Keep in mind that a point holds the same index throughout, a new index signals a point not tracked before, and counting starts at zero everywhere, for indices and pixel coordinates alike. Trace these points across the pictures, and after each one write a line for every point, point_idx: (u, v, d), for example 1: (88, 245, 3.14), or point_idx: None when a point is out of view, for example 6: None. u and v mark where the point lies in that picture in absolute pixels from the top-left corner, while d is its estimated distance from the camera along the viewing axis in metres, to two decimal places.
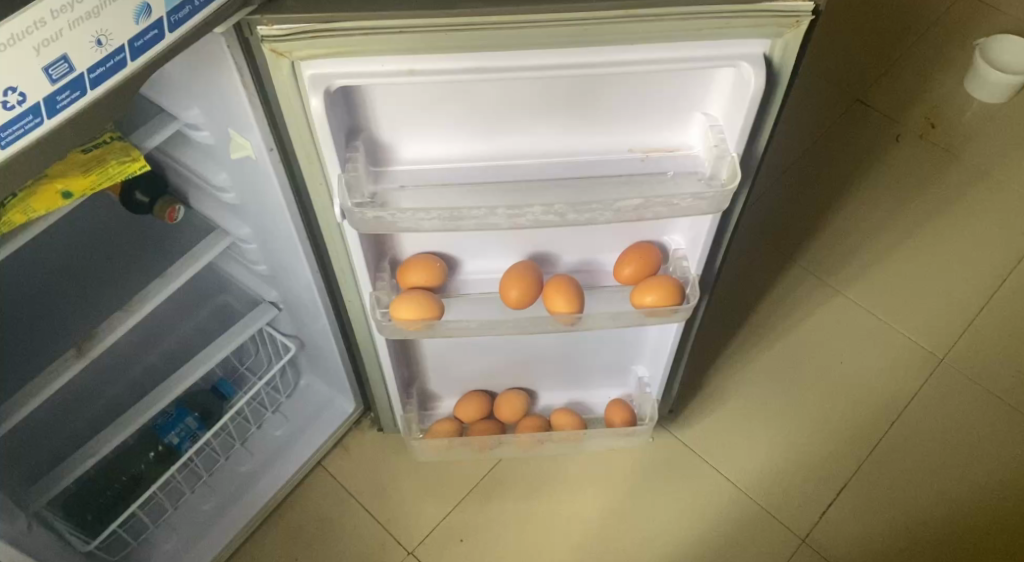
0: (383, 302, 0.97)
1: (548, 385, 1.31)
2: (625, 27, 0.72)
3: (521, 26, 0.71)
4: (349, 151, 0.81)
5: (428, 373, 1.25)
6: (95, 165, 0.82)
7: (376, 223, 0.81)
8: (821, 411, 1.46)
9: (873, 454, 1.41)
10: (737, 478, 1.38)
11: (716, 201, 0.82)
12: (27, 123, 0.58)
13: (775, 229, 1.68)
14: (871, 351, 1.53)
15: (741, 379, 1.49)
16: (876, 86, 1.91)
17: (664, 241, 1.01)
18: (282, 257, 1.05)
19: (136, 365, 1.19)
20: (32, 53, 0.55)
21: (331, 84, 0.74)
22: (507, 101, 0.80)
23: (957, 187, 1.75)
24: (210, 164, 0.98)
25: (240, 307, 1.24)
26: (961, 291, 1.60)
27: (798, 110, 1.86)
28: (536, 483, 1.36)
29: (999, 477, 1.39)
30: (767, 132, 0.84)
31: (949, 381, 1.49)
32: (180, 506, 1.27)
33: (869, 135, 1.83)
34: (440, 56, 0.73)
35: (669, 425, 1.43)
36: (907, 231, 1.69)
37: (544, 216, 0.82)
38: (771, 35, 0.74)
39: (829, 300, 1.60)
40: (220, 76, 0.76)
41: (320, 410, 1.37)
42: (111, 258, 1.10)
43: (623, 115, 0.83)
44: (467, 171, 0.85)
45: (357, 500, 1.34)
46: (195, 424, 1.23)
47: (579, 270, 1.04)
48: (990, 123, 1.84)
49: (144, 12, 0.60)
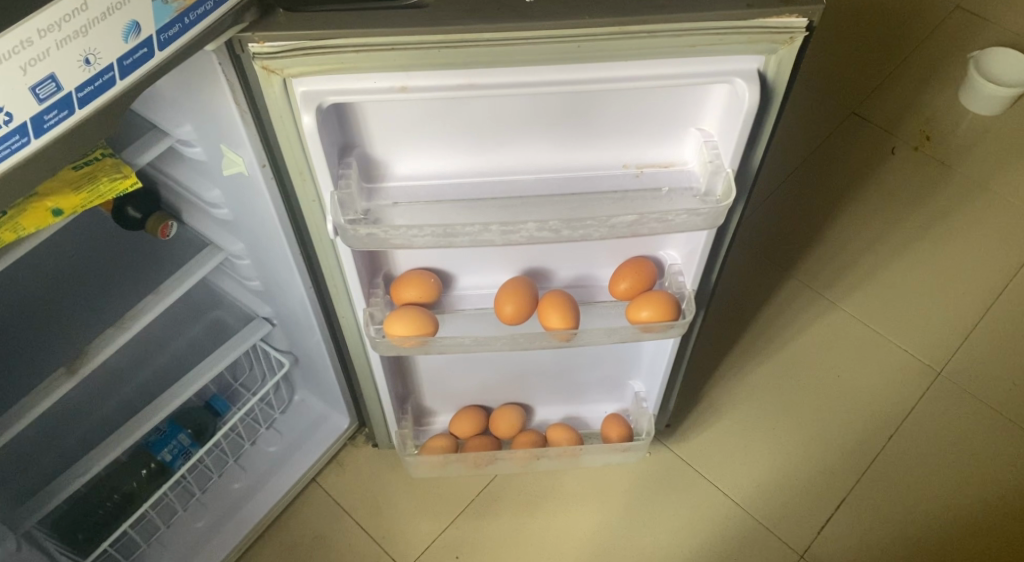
0: (377, 318, 0.96)
1: (544, 400, 1.30)
2: (618, 43, 0.72)
3: (516, 42, 0.71)
4: (342, 168, 0.80)
5: (424, 388, 1.24)
6: (86, 181, 0.81)
7: (369, 240, 0.80)
8: (819, 425, 1.45)
9: (872, 468, 1.40)
10: (733, 493, 1.37)
11: (711, 217, 0.82)
12: (14, 143, 0.57)
13: (771, 242, 1.68)
14: (868, 364, 1.53)
15: (738, 393, 1.49)
16: (871, 99, 1.92)
17: (660, 256, 1.00)
18: (275, 273, 1.04)
19: (129, 382, 1.18)
20: (19, 73, 0.55)
21: (324, 101, 0.73)
22: (500, 117, 0.80)
23: (953, 199, 1.75)
24: (202, 180, 0.97)
25: (233, 322, 1.23)
26: (957, 303, 1.60)
27: (792, 123, 1.86)
28: (532, 499, 1.35)
29: (999, 491, 1.38)
30: (762, 147, 0.84)
31: (947, 395, 1.49)
32: (173, 523, 1.25)
33: (864, 148, 1.83)
34: (433, 72, 0.73)
35: (665, 439, 1.42)
36: (904, 244, 1.69)
37: (538, 233, 0.82)
38: (765, 51, 0.74)
39: (826, 313, 1.59)
40: (211, 92, 0.76)
41: (314, 426, 1.36)
42: (104, 275, 1.09)
43: (617, 130, 0.83)
44: (462, 187, 0.85)
45: (352, 517, 1.33)
46: (187, 441, 1.22)
47: (575, 285, 1.03)
48: (985, 135, 1.85)
49: (133, 30, 0.59)
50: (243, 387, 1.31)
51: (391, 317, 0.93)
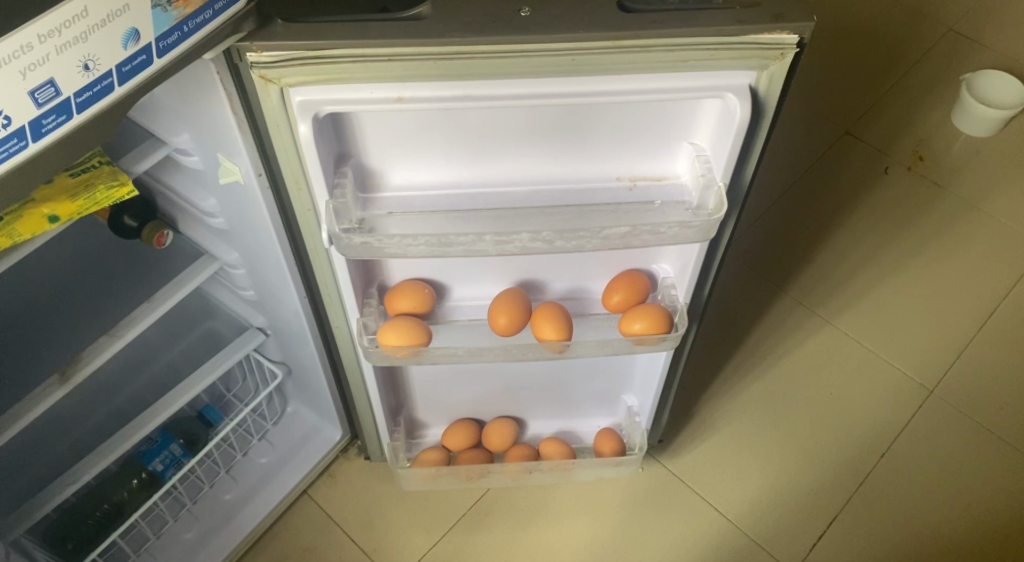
0: (371, 328, 0.97)
1: (537, 414, 1.31)
2: (612, 57, 0.73)
3: (511, 55, 0.72)
4: (338, 177, 0.81)
5: (417, 401, 1.24)
6: (83, 189, 0.82)
7: (364, 249, 0.81)
8: (811, 442, 1.45)
9: (863, 486, 1.40)
10: (725, 509, 1.37)
11: (703, 229, 0.82)
12: (12, 146, 0.58)
13: (764, 259, 1.69)
14: (860, 381, 1.53)
15: (731, 409, 1.49)
16: (864, 119, 1.94)
17: (653, 269, 1.00)
18: (270, 283, 1.04)
19: (121, 391, 1.18)
20: (19, 77, 0.55)
21: (320, 111, 0.74)
22: (495, 129, 0.81)
23: (945, 218, 1.76)
24: (198, 190, 0.98)
25: (228, 333, 1.23)
26: (950, 321, 1.61)
27: (786, 142, 1.88)
28: (524, 513, 1.35)
29: (990, 510, 1.39)
30: (754, 160, 0.84)
31: (940, 413, 1.49)
32: (163, 534, 1.25)
33: (858, 168, 1.85)
34: (429, 83, 0.74)
35: (658, 454, 1.42)
36: (896, 263, 1.70)
37: (532, 244, 0.82)
38: (757, 67, 0.75)
39: (819, 330, 1.60)
40: (209, 100, 0.77)
41: (307, 438, 1.35)
42: (99, 283, 1.09)
43: (610, 143, 0.84)
44: (456, 197, 0.85)
45: (343, 530, 1.32)
46: (179, 451, 1.22)
47: (569, 297, 1.04)
48: (978, 156, 1.87)
49: (132, 37, 0.60)
50: (236, 398, 1.31)
51: (384, 327, 0.94)
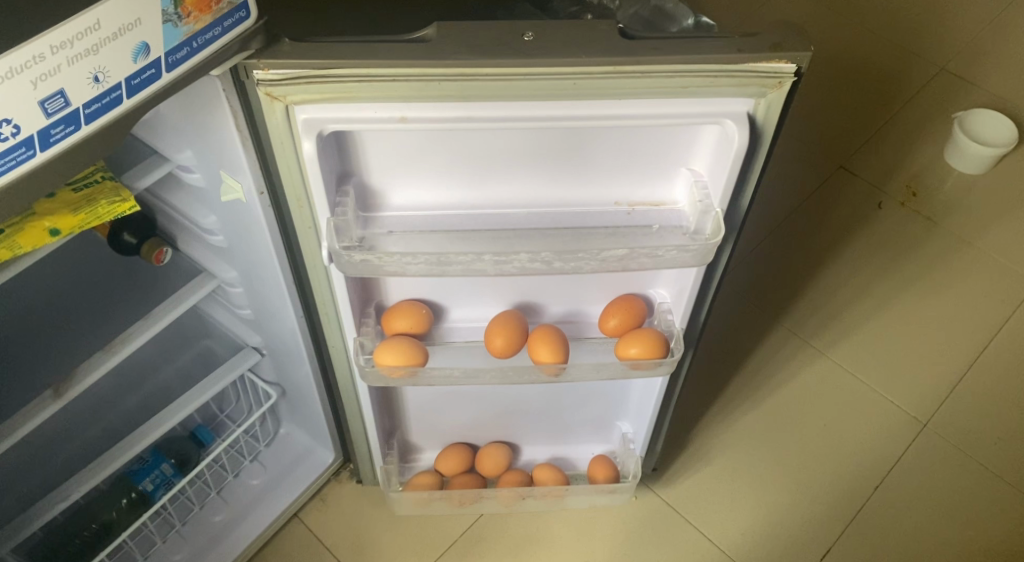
0: (366, 348, 0.96)
1: (531, 439, 1.30)
2: (614, 82, 0.74)
3: (515, 79, 0.73)
4: (339, 196, 0.81)
5: (411, 424, 1.23)
6: (85, 204, 0.82)
7: (364, 267, 0.81)
8: (805, 473, 1.45)
9: (857, 519, 1.40)
10: (719, 540, 1.36)
11: (699, 254, 0.83)
12: (19, 155, 0.59)
13: (758, 290, 1.70)
14: (854, 413, 1.53)
15: (725, 439, 1.48)
16: (858, 154, 1.96)
17: (649, 294, 1.01)
18: (267, 302, 1.04)
19: (114, 410, 1.17)
20: (29, 87, 0.56)
21: (324, 129, 0.75)
22: (496, 151, 0.82)
23: (939, 254, 1.78)
24: (199, 207, 0.98)
25: (223, 352, 1.23)
26: (944, 355, 1.62)
27: (781, 175, 1.90)
28: (516, 540, 1.34)
29: (984, 545, 1.38)
30: (751, 186, 0.86)
31: (933, 448, 1.49)
32: (150, 556, 1.22)
33: (851, 202, 1.87)
34: (434, 105, 0.75)
35: (652, 483, 1.41)
36: (889, 296, 1.71)
37: (530, 264, 0.83)
38: (754, 95, 0.77)
39: (812, 361, 1.60)
40: (215, 116, 0.77)
41: (299, 460, 1.34)
42: (97, 300, 1.09)
43: (609, 168, 0.85)
44: (456, 218, 0.86)
45: (333, 554, 1.31)
46: (170, 471, 1.20)
47: (565, 321, 1.04)
48: (970, 192, 1.89)
49: (143, 51, 0.61)
50: (229, 418, 1.31)
51: (381, 347, 0.94)
